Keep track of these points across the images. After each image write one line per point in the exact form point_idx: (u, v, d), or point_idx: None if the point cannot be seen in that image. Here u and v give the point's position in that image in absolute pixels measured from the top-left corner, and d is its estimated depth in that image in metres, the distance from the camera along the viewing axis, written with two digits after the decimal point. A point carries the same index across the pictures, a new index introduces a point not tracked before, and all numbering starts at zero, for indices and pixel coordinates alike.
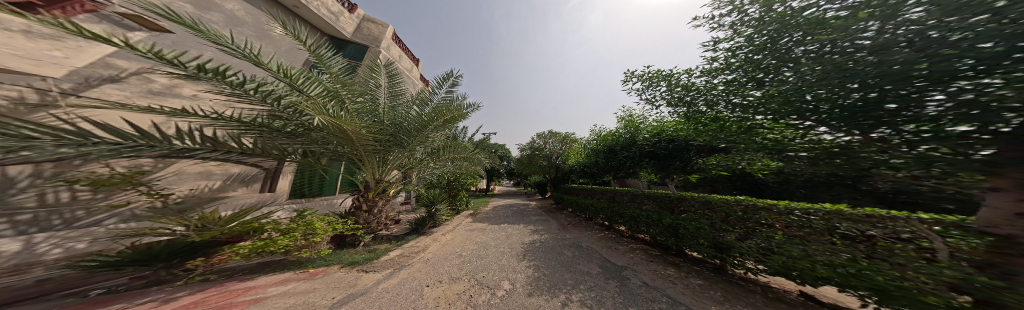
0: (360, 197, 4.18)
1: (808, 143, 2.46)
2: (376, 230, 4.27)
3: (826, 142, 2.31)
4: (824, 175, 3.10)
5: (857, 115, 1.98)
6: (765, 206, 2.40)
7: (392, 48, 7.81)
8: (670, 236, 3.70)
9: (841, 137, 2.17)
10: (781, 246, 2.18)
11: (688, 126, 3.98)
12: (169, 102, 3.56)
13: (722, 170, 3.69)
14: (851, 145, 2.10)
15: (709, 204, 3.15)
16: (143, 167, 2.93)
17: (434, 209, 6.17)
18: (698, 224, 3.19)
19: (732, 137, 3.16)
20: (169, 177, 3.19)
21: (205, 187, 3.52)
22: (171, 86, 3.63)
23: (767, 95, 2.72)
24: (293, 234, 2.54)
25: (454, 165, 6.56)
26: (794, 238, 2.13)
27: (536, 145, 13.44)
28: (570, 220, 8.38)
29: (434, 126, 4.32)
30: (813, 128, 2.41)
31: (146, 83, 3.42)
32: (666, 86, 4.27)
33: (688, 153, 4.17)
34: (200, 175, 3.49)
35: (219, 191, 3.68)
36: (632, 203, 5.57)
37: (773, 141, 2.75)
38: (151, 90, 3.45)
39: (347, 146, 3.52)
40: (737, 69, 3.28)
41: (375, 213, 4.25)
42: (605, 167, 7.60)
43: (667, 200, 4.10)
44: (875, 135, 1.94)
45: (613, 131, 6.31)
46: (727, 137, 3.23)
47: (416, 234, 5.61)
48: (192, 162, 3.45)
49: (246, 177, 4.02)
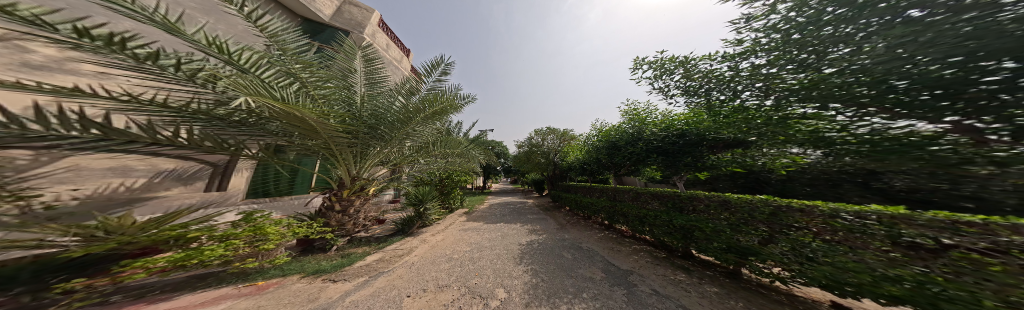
0: (332, 196, 3.61)
1: (861, 133, 2.22)
2: (352, 232, 3.77)
3: (879, 132, 2.11)
4: None
5: (943, 97, 1.72)
6: (802, 208, 2.04)
7: (379, 36, 7.22)
8: (682, 238, 3.39)
9: (910, 125, 1.93)
10: (821, 253, 1.85)
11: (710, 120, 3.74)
12: (57, 78, 3.14)
13: (738, 166, 3.50)
14: (933, 135, 1.82)
15: (727, 205, 2.81)
16: (16, 159, 2.30)
17: (423, 208, 5.70)
18: (716, 226, 2.87)
19: (761, 130, 2.99)
20: (61, 174, 2.80)
21: (118, 187, 3.19)
22: (58, 59, 3.15)
23: (812, 79, 2.48)
24: (232, 242, 2.05)
25: (446, 161, 6.09)
26: (839, 246, 1.77)
27: (535, 141, 13.00)
28: (568, 219, 8.06)
29: (422, 118, 3.92)
30: (870, 115, 2.14)
31: (19, 53, 2.90)
32: (678, 75, 3.93)
33: (703, 149, 3.82)
34: (110, 172, 3.14)
35: (142, 191, 3.40)
36: (636, 202, 5.27)
37: (809, 132, 2.57)
38: (28, 63, 2.96)
39: (312, 139, 3.00)
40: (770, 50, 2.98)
41: (352, 214, 3.74)
42: (606, 164, 7.26)
43: (675, 199, 3.82)
44: (963, 124, 1.70)
45: (617, 125, 6.01)
46: (757, 130, 3.04)
47: (402, 235, 5.15)
48: (97, 157, 3.09)
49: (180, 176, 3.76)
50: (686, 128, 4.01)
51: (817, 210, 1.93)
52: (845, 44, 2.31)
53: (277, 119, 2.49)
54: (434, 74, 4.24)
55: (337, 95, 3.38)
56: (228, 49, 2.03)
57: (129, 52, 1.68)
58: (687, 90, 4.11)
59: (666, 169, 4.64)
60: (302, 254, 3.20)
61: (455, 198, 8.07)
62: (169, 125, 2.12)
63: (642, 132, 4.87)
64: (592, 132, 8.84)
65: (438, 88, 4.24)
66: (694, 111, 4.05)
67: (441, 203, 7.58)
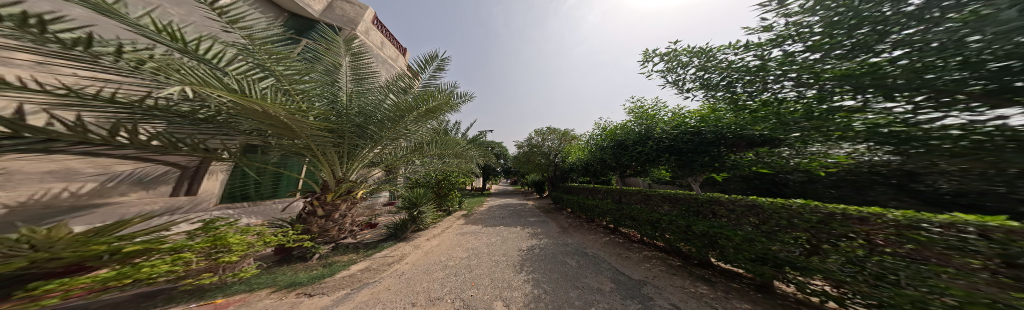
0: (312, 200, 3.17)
1: (932, 127, 1.96)
2: (337, 239, 3.44)
3: (961, 126, 1.82)
4: (863, 173, 2.65)
5: None
6: (863, 216, 1.72)
7: (374, 34, 7.04)
8: (705, 247, 3.06)
9: (1003, 116, 1.65)
10: (897, 274, 1.52)
11: (735, 116, 3.57)
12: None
13: (766, 167, 3.39)
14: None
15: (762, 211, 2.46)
16: None
17: (418, 212, 5.42)
18: (747, 234, 2.54)
19: (799, 125, 2.83)
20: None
21: (62, 192, 3.25)
22: None
23: (865, 64, 2.28)
24: (181, 256, 1.65)
25: (443, 162, 5.83)
26: (923, 264, 1.43)
27: (535, 142, 12.69)
28: (571, 222, 7.70)
29: (414, 116, 3.73)
30: (955, 104, 1.83)
31: None
32: (693, 67, 3.62)
33: (732, 149, 3.68)
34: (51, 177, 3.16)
35: (96, 194, 3.53)
36: (645, 204, 4.94)
37: (867, 128, 2.31)
38: None
39: (289, 138, 2.72)
40: (816, 35, 2.74)
41: (336, 219, 3.37)
42: (611, 165, 6.91)
43: (693, 202, 3.58)
44: None
45: (623, 124, 5.70)
46: (801, 124, 2.81)
47: (394, 241, 4.86)
48: (42, 161, 3.09)
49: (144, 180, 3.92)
50: (701, 126, 3.92)
51: (884, 219, 1.61)
52: (913, 23, 2.08)
53: (244, 117, 2.20)
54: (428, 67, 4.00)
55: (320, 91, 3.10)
56: (190, 37, 1.75)
57: (53, 38, 1.36)
58: (706, 83, 3.92)
59: (680, 169, 4.31)
60: (280, 264, 2.91)
61: (453, 200, 7.80)
62: (123, 123, 1.86)
63: (652, 131, 4.68)
64: (594, 131, 8.50)
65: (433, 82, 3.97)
66: (720, 108, 3.87)
67: (437, 206, 7.29)
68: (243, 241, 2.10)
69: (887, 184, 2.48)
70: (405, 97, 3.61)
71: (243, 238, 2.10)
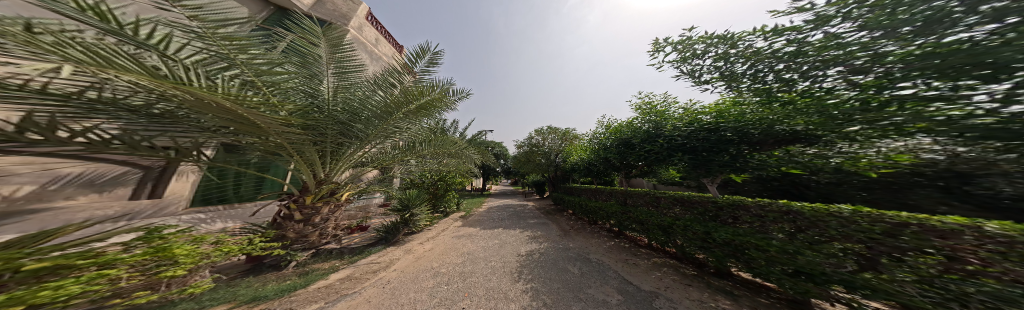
0: (293, 203, 2.88)
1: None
2: (319, 244, 3.19)
3: None
4: (916, 173, 2.27)
5: None
6: (948, 228, 1.40)
7: (366, 30, 7.08)
8: (728, 257, 2.71)
9: None
10: (1009, 305, 1.16)
11: (766, 110, 3.20)
12: None
13: (798, 168, 3.00)
14: None
15: (803, 218, 2.13)
16: None
17: (410, 214, 5.20)
18: (784, 245, 2.18)
19: (853, 119, 2.39)
20: None
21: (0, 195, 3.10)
22: None
23: (941, 46, 1.86)
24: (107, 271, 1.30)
25: (439, 162, 5.61)
26: None
27: (535, 141, 12.39)
28: (572, 224, 7.33)
29: (404, 113, 3.59)
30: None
31: None
32: (711, 57, 3.26)
33: (755, 148, 3.33)
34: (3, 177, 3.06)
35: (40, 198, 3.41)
36: (653, 207, 4.59)
37: (951, 120, 1.86)
38: None
39: (259, 137, 2.42)
40: (868, 12, 2.30)
41: (319, 223, 3.09)
42: (615, 165, 6.53)
43: (711, 205, 3.24)
44: None
45: (629, 121, 5.39)
46: (857, 118, 2.35)
47: (385, 244, 4.63)
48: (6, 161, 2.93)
49: (96, 182, 3.93)
50: (720, 122, 3.61)
51: (984, 233, 1.29)
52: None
53: (207, 116, 1.94)
54: (421, 60, 3.77)
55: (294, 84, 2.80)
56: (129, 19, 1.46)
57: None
58: (725, 75, 3.57)
59: (692, 169, 3.95)
60: (251, 274, 2.65)
61: (449, 201, 7.55)
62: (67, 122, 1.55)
63: (662, 128, 4.37)
64: (596, 129, 8.16)
65: (427, 77, 3.72)
66: (741, 100, 3.55)
67: (432, 207, 7.06)
68: (192, 251, 1.75)
69: (932, 187, 2.21)
70: (395, 94, 3.44)
71: (193, 249, 1.77)
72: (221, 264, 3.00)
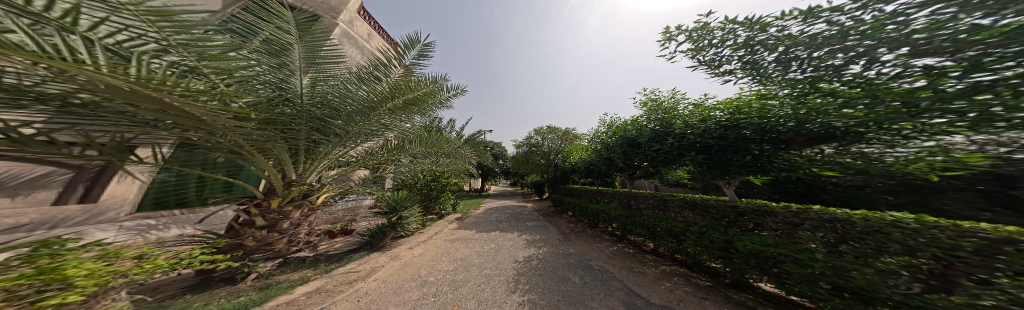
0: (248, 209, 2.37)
1: None
2: (287, 253, 2.82)
3: None
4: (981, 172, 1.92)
5: None
6: None
7: (358, 24, 6.94)
8: (757, 270, 2.35)
9: None
10: None
11: (801, 105, 2.77)
12: None
13: (831, 170, 2.65)
14: None
15: (850, 228, 1.78)
16: None
17: (399, 217, 4.87)
18: (829, 259, 1.81)
19: (925, 109, 1.92)
20: None
21: None
22: None
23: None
24: None
25: (432, 162, 5.29)
26: None
27: (535, 141, 12.07)
28: (572, 227, 7.00)
29: (389, 109, 3.29)
30: None
31: None
32: (731, 44, 2.91)
33: (780, 148, 2.94)
34: None
35: None
36: (660, 210, 4.26)
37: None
38: None
39: (208, 132, 2.05)
40: None
41: (290, 229, 2.72)
42: (619, 165, 6.18)
43: (730, 210, 2.89)
44: None
45: (635, 119, 5.08)
46: (928, 108, 1.90)
47: (370, 250, 4.30)
48: None
49: (9, 185, 3.36)
50: (740, 119, 3.29)
51: None
52: None
53: (137, 111, 1.56)
54: (413, 49, 3.47)
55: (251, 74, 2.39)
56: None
57: None
58: (749, 66, 3.20)
59: (706, 170, 3.63)
60: (194, 291, 2.26)
61: (443, 203, 7.23)
62: None
63: (672, 126, 4.05)
64: (599, 128, 7.82)
65: (416, 71, 3.41)
66: (769, 93, 3.13)
67: (426, 209, 6.73)
68: (100, 269, 1.40)
69: (972, 191, 1.98)
70: (379, 88, 3.14)
71: (100, 268, 1.40)
72: (161, 278, 2.55)
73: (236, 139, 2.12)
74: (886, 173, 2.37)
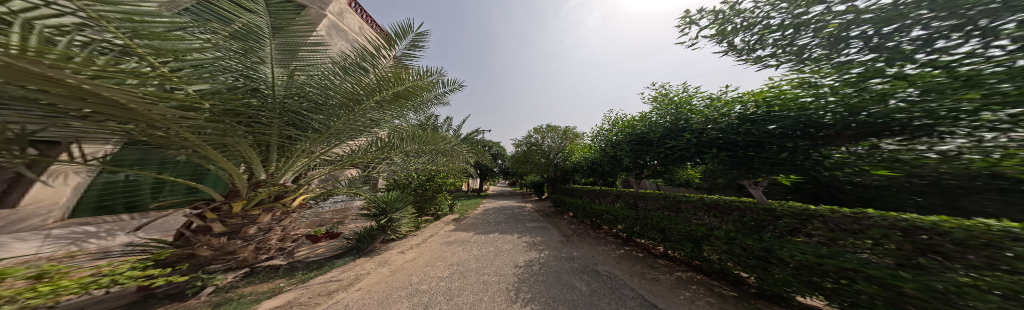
0: (203, 214, 2.07)
1: None
2: (251, 262, 2.45)
3: None
4: None
5: None
6: None
7: (349, 17, 6.60)
8: (807, 284, 2.02)
9: None
10: None
11: (857, 90, 2.37)
12: None
13: (884, 169, 2.29)
14: None
15: (943, 241, 1.47)
16: None
17: (391, 219, 4.53)
18: (916, 277, 1.49)
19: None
20: None
21: None
22: None
23: None
24: None
25: (428, 161, 4.96)
26: None
27: (535, 140, 11.76)
28: (574, 229, 6.69)
29: (377, 102, 2.95)
30: None
31: None
32: (767, 26, 2.59)
33: (819, 145, 2.59)
34: None
35: None
36: (674, 212, 4.00)
37: None
38: None
39: (151, 128, 1.66)
40: None
41: (259, 235, 2.36)
42: (625, 164, 5.92)
43: (763, 214, 2.62)
44: None
45: (646, 115, 4.89)
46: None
47: (357, 255, 3.95)
48: None
49: None
50: (767, 112, 3.02)
51: None
52: None
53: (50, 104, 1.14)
54: (409, 38, 3.19)
55: (211, 66, 2.01)
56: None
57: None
58: (788, 52, 2.91)
59: (732, 168, 3.31)
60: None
61: (439, 203, 6.90)
62: None
63: (688, 123, 3.91)
64: (602, 126, 7.51)
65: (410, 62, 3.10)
66: (809, 81, 2.76)
67: (420, 211, 6.38)
68: None
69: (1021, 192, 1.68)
70: (365, 79, 2.77)
71: None
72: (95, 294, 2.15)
73: (187, 137, 1.75)
74: (922, 173, 2.09)
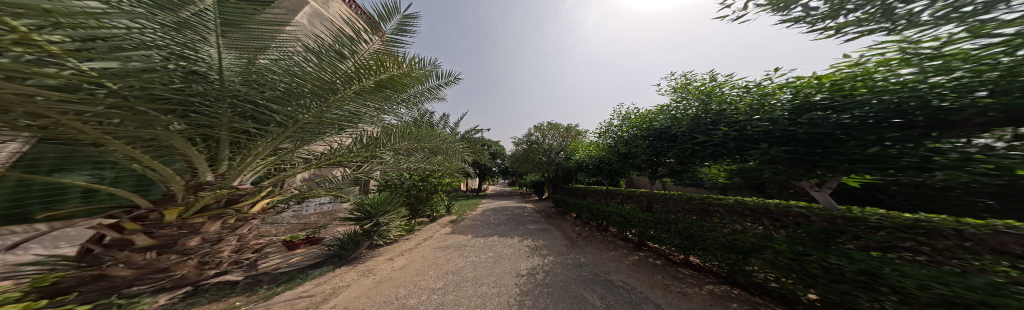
0: (117, 227, 1.60)
1: None
2: (188, 279, 2.02)
3: None
4: None
5: None
6: None
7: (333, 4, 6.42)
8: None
9: None
10: None
11: (1014, 57, 1.67)
12: None
13: None
14: None
15: None
16: None
17: (381, 223, 4.17)
18: None
19: None
20: None
21: None
22: None
23: None
24: None
25: (422, 159, 4.55)
26: None
27: (535, 138, 11.32)
28: (578, 231, 6.23)
29: (355, 92, 2.49)
30: None
31: None
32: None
33: (918, 137, 2.04)
34: None
35: None
36: (700, 214, 3.60)
37: None
38: None
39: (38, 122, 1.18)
40: None
41: (203, 247, 1.95)
42: (637, 162, 5.51)
43: (832, 223, 2.17)
44: None
45: (667, 106, 4.54)
46: None
47: (342, 263, 3.59)
48: None
49: None
50: (834, 99, 2.59)
51: None
52: None
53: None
54: (394, 21, 2.76)
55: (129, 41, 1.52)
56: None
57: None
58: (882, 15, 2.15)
59: (787, 167, 2.85)
60: None
61: (435, 205, 6.51)
62: None
63: (722, 116, 3.59)
64: (609, 121, 7.05)
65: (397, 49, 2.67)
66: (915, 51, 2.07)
67: (414, 213, 6.00)
68: None
69: None
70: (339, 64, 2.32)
71: None
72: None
73: (85, 132, 1.33)
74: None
